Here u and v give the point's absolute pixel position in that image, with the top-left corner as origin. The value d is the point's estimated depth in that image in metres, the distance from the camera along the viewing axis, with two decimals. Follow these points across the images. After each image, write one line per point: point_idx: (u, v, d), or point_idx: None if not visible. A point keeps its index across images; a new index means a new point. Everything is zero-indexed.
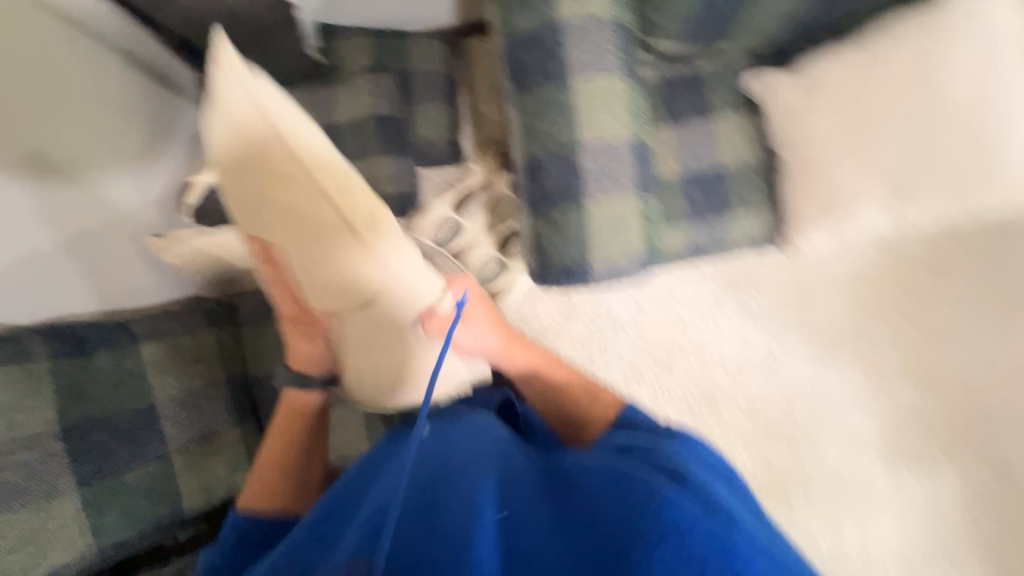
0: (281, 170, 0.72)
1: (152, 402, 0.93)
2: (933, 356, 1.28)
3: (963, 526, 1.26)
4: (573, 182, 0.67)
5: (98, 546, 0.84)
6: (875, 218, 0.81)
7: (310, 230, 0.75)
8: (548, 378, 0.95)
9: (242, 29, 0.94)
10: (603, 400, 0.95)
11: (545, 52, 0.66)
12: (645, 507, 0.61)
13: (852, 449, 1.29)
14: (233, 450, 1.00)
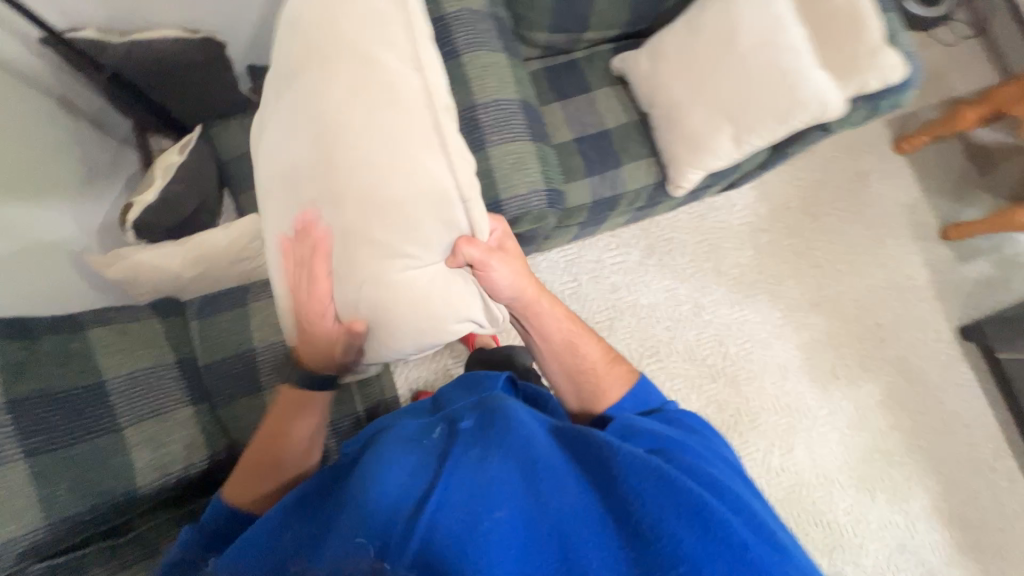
0: (350, 45, 0.71)
1: (102, 380, 0.74)
2: (820, 283, 1.54)
3: (882, 425, 1.47)
4: (477, 135, 0.80)
5: (49, 527, 0.65)
6: (731, 150, 0.94)
7: (374, 113, 0.69)
8: (568, 343, 0.85)
9: (174, 67, 1.05)
10: (616, 373, 0.84)
11: (436, 39, 0.81)
12: (692, 527, 0.56)
13: (781, 374, 1.46)
14: (199, 435, 0.80)
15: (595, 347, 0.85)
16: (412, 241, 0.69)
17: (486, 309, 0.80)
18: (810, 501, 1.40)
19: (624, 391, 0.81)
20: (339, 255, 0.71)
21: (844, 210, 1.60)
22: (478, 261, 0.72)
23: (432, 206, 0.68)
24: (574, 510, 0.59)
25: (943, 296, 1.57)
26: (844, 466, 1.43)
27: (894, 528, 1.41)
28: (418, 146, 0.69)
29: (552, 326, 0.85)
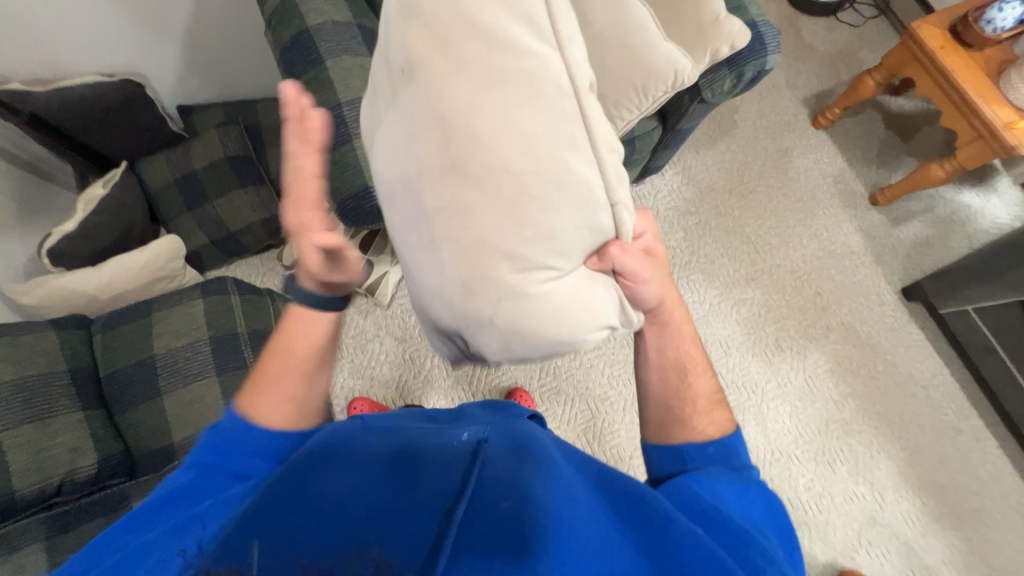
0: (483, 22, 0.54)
1: None
2: (754, 258, 1.55)
3: (835, 395, 1.44)
4: (341, 129, 0.84)
5: None
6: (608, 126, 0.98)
7: (498, 99, 0.53)
8: (678, 365, 0.73)
9: (98, 109, 1.14)
10: (715, 416, 0.71)
11: (302, 49, 0.88)
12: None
13: (724, 351, 1.46)
14: (84, 439, 0.92)
15: (704, 383, 0.74)
16: (550, 249, 0.56)
17: (620, 313, 0.65)
18: (767, 477, 1.36)
19: (715, 439, 0.69)
20: (463, 265, 0.57)
21: (771, 187, 1.63)
22: (628, 270, 0.64)
23: (574, 206, 0.55)
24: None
25: (881, 260, 1.57)
26: (800, 439, 1.40)
27: (860, 500, 1.35)
28: (552, 125, 0.54)
29: (673, 341, 0.74)
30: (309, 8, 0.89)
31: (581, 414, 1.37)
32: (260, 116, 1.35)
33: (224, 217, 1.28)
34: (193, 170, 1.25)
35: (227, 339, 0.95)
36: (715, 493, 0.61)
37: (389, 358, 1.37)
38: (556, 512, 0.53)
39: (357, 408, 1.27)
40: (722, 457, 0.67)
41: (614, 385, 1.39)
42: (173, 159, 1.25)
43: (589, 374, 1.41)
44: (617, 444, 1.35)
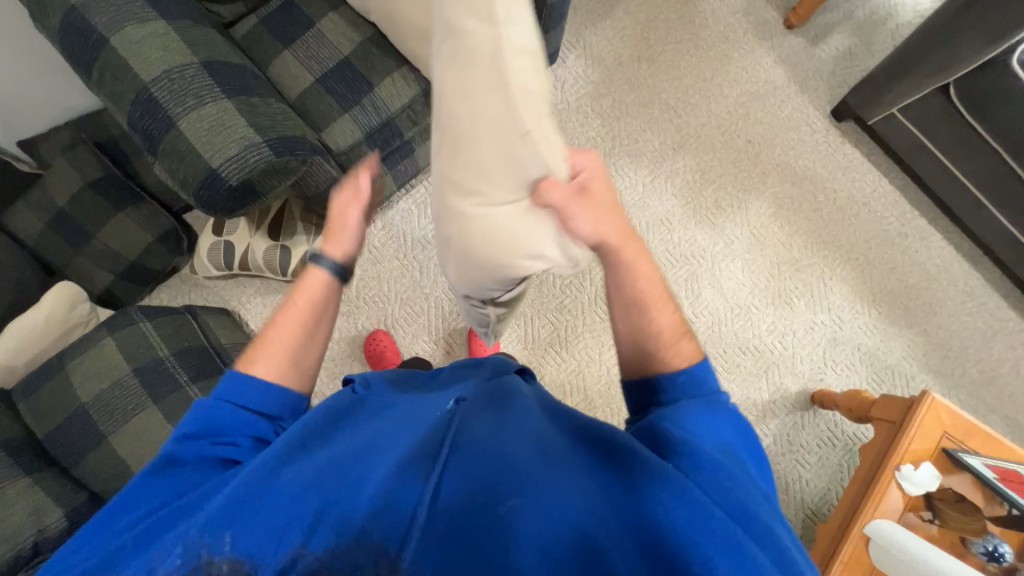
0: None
1: None
2: (677, 124, 1.49)
3: (782, 237, 1.45)
4: (160, 115, 0.75)
5: None
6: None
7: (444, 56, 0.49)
8: (634, 299, 0.63)
9: None
10: (681, 347, 0.61)
11: (79, 33, 0.75)
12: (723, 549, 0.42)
13: (667, 227, 1.44)
14: (44, 498, 0.86)
15: (669, 316, 0.63)
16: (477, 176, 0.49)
17: (563, 248, 0.54)
18: (732, 333, 1.41)
19: (682, 368, 0.59)
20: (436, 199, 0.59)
21: (680, 40, 1.51)
22: (564, 209, 0.51)
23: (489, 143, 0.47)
24: (600, 524, 0.44)
25: (806, 87, 1.50)
26: (756, 289, 1.43)
27: (821, 327, 1.42)
28: (479, 68, 0.45)
29: (626, 278, 0.62)
30: None
31: (544, 329, 1.39)
32: (108, 129, 1.22)
33: (113, 248, 1.17)
34: (59, 208, 1.14)
35: (156, 369, 0.95)
36: (694, 424, 0.53)
37: (344, 335, 1.35)
38: (544, 465, 0.49)
39: (380, 337, 1.31)
40: (686, 392, 0.57)
41: (568, 292, 1.40)
42: (32, 203, 1.14)
43: (541, 289, 1.40)
44: (585, 346, 1.38)
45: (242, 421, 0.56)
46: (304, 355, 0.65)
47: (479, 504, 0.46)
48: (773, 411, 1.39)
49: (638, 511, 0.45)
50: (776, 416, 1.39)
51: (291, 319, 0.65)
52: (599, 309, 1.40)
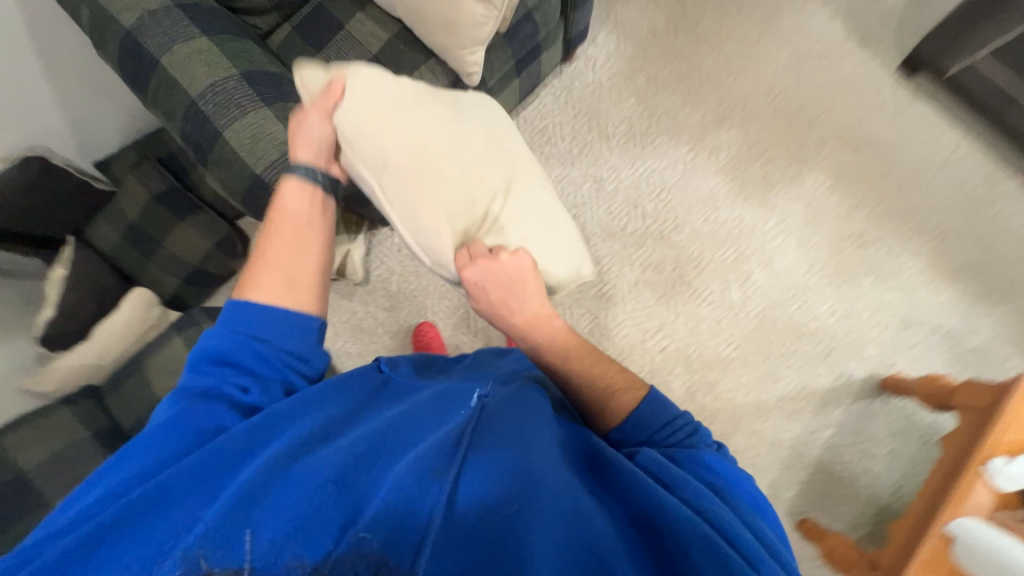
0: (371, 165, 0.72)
1: (19, 467, 0.84)
2: (720, 96, 1.39)
3: (843, 210, 1.33)
4: (208, 127, 0.80)
5: None
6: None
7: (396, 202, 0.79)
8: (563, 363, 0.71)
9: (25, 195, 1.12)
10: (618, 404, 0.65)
11: (134, 56, 0.80)
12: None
13: (712, 206, 1.36)
14: None
15: (612, 372, 0.68)
16: None
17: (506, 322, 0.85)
18: (787, 317, 1.32)
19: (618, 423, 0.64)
20: None
21: (720, 5, 1.41)
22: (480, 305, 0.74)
23: None
24: (617, 549, 0.43)
25: (868, 42, 1.36)
26: (814, 268, 1.33)
27: (890, 306, 1.30)
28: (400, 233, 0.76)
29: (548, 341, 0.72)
30: (119, 6, 0.80)
31: (583, 318, 1.35)
32: (169, 145, 1.32)
33: (179, 254, 1.27)
34: (131, 220, 1.25)
35: None
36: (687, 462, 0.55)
37: (387, 330, 1.39)
38: (567, 482, 0.48)
39: (425, 329, 1.34)
40: (648, 435, 0.61)
41: (608, 280, 1.36)
42: (109, 217, 1.25)
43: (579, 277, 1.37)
44: (626, 334, 1.34)
45: (256, 359, 0.56)
46: (304, 269, 0.65)
47: (496, 513, 0.44)
48: (836, 399, 1.29)
49: (655, 549, 0.45)
50: (840, 405, 1.29)
51: (293, 235, 0.67)
52: (639, 295, 1.35)
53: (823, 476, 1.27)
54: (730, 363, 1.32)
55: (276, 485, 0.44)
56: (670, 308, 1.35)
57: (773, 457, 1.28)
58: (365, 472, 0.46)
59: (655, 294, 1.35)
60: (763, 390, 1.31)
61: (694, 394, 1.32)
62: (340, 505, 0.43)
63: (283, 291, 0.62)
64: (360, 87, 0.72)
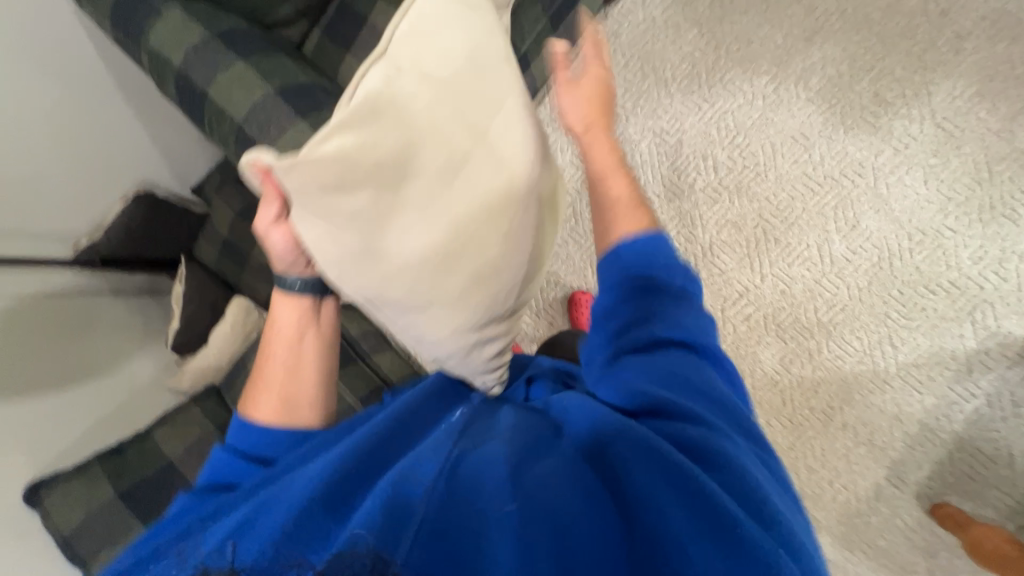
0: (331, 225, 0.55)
1: (168, 457, 1.02)
2: (808, 4, 1.13)
3: (993, 123, 1.03)
4: (256, 148, 0.84)
5: None
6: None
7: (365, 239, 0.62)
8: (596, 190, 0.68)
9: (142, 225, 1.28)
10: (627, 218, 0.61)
11: (189, 92, 0.86)
12: (682, 494, 0.43)
13: (805, 143, 1.14)
14: None
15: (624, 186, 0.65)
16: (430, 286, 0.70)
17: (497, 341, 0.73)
18: (911, 268, 1.08)
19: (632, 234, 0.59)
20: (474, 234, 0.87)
21: None
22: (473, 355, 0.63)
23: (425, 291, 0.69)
24: (576, 509, 0.43)
25: None
26: (950, 204, 1.06)
27: None
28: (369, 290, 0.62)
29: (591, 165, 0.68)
30: (169, 46, 0.85)
31: None
32: None
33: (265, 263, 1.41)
34: (225, 237, 1.40)
35: None
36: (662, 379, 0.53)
37: None
38: (527, 458, 0.47)
39: None
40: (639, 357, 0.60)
41: (677, 245, 1.23)
42: (208, 237, 1.42)
43: None
44: (703, 303, 1.21)
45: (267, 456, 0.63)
46: (302, 390, 0.68)
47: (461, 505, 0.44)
48: (985, 364, 1.05)
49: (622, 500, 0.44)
50: (991, 370, 1.04)
51: (283, 353, 0.69)
52: (716, 259, 1.20)
53: (968, 456, 1.05)
54: (834, 328, 1.13)
55: (272, 504, 0.48)
56: (755, 270, 1.18)
57: (896, 433, 1.09)
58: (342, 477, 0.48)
59: (735, 256, 1.19)
60: (879, 356, 1.11)
61: (790, 366, 1.16)
62: (326, 513, 0.46)
63: (282, 417, 0.66)
64: (349, 159, 0.51)
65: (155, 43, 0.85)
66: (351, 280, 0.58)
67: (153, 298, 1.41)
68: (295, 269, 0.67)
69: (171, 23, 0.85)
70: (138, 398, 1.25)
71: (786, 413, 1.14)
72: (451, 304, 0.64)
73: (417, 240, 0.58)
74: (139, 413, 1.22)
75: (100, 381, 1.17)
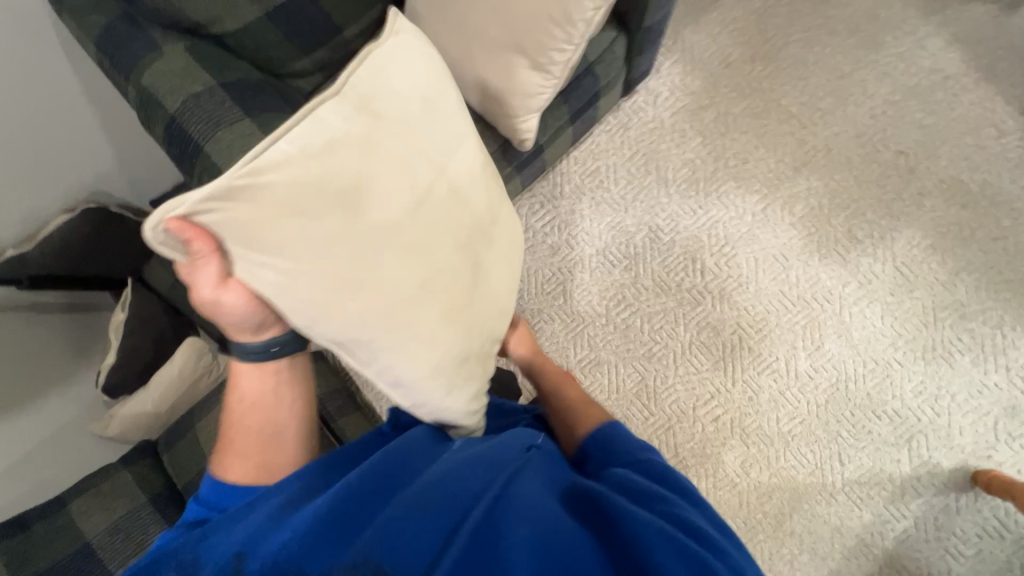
0: (299, 246, 0.51)
1: (86, 536, 0.89)
2: (801, 138, 1.23)
3: (942, 274, 1.16)
4: None
5: None
6: (510, 54, 0.75)
7: None
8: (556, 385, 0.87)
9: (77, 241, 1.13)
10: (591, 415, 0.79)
11: (180, 140, 0.77)
12: None
13: (783, 264, 1.22)
14: None
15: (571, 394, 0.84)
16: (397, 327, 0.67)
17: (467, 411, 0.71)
18: (863, 393, 1.18)
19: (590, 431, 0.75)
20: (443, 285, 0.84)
21: (808, 28, 1.24)
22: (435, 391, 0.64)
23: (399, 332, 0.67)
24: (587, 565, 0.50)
25: (989, 76, 1.16)
26: (900, 341, 1.17)
27: (993, 391, 1.14)
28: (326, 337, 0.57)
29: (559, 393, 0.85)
30: (166, 89, 0.77)
31: (630, 379, 1.26)
32: None
33: None
34: None
35: None
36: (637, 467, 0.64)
37: None
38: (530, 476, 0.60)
39: None
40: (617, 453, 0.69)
41: (659, 339, 1.26)
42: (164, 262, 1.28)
43: (627, 335, 1.28)
44: (676, 400, 1.25)
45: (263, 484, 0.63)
46: (280, 455, 0.64)
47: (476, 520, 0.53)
48: (916, 488, 1.15)
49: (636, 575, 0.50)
50: (920, 495, 1.15)
51: (252, 418, 0.63)
52: (693, 358, 1.25)
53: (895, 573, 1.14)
54: (791, 440, 1.21)
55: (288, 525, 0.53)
56: (726, 374, 1.24)
57: (836, 544, 1.17)
58: (367, 490, 0.55)
59: (711, 358, 1.24)
60: (829, 471, 1.19)
61: (749, 470, 1.21)
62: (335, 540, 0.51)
63: (258, 473, 0.62)
64: (315, 185, 0.50)
65: (149, 82, 0.77)
66: (321, 318, 0.54)
67: (92, 319, 1.24)
68: (264, 330, 0.60)
69: (170, 64, 0.77)
70: (66, 443, 1.14)
71: (742, 515, 1.19)
72: (432, 339, 0.60)
73: (390, 273, 0.56)
74: (66, 464, 1.13)
75: (19, 428, 1.08)
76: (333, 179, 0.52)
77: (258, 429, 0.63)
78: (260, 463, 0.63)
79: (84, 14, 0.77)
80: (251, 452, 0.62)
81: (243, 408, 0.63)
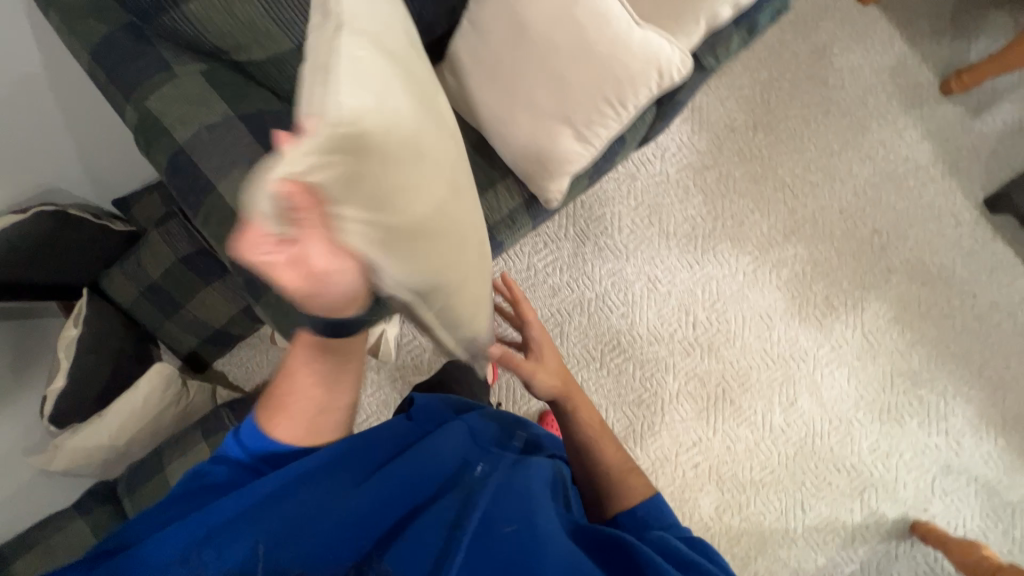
0: (400, 181, 0.39)
1: None
2: (792, 207, 1.31)
3: (900, 344, 1.29)
4: None
5: None
6: (558, 121, 0.73)
7: None
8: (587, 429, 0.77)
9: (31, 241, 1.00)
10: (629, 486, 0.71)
11: (186, 174, 0.69)
12: None
13: (767, 323, 1.30)
14: None
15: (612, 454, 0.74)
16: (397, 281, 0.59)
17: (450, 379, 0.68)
18: (826, 448, 1.29)
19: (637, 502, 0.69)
20: None
21: (808, 105, 1.32)
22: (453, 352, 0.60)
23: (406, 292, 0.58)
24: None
25: (954, 169, 1.29)
26: (861, 402, 1.29)
27: (933, 451, 1.28)
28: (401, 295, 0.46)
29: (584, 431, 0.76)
30: (174, 116, 0.69)
31: (619, 424, 1.29)
32: None
33: (197, 317, 1.19)
34: (152, 280, 1.15)
35: None
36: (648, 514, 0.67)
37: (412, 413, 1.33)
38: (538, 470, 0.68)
39: None
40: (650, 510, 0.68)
41: (649, 387, 1.31)
42: (129, 274, 1.16)
43: (619, 380, 1.31)
44: (660, 446, 1.30)
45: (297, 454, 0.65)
46: (331, 417, 0.63)
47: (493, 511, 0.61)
48: (864, 535, 1.27)
49: None
50: (867, 542, 1.27)
51: (305, 386, 0.60)
52: (679, 407, 1.30)
53: None
54: (761, 487, 1.29)
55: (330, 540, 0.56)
56: (708, 424, 1.30)
57: None
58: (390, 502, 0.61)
59: (696, 407, 1.30)
60: (792, 518, 1.28)
61: (722, 514, 1.29)
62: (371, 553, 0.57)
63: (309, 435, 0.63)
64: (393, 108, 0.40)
65: (154, 106, 0.68)
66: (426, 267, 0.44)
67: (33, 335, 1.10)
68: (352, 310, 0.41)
69: (180, 89, 0.69)
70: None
71: None
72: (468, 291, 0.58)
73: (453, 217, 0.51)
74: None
75: None
76: (400, 116, 0.39)
77: (310, 395, 0.61)
78: (308, 426, 0.62)
79: (79, 18, 0.67)
80: (300, 416, 0.61)
81: (294, 374, 0.60)
